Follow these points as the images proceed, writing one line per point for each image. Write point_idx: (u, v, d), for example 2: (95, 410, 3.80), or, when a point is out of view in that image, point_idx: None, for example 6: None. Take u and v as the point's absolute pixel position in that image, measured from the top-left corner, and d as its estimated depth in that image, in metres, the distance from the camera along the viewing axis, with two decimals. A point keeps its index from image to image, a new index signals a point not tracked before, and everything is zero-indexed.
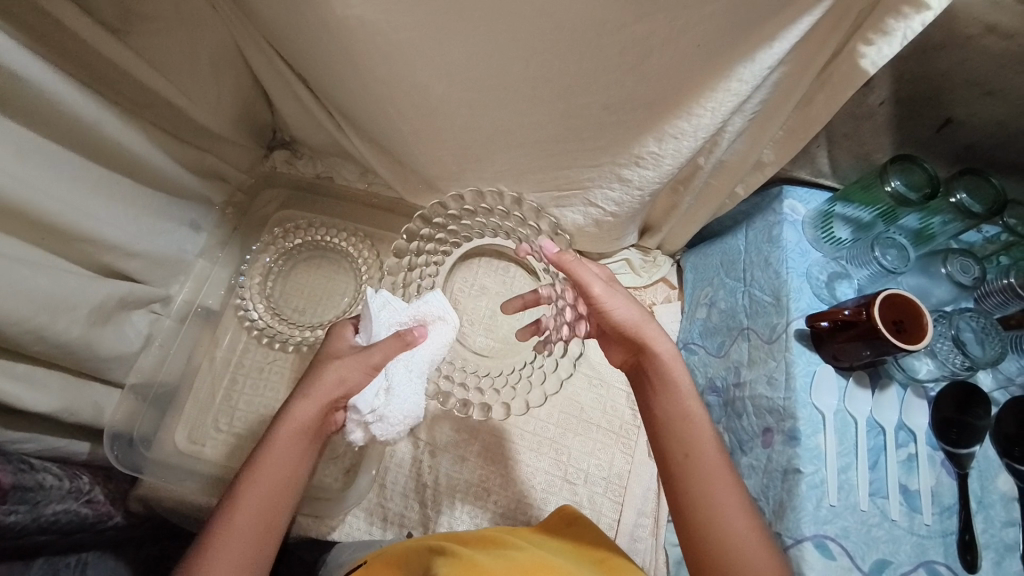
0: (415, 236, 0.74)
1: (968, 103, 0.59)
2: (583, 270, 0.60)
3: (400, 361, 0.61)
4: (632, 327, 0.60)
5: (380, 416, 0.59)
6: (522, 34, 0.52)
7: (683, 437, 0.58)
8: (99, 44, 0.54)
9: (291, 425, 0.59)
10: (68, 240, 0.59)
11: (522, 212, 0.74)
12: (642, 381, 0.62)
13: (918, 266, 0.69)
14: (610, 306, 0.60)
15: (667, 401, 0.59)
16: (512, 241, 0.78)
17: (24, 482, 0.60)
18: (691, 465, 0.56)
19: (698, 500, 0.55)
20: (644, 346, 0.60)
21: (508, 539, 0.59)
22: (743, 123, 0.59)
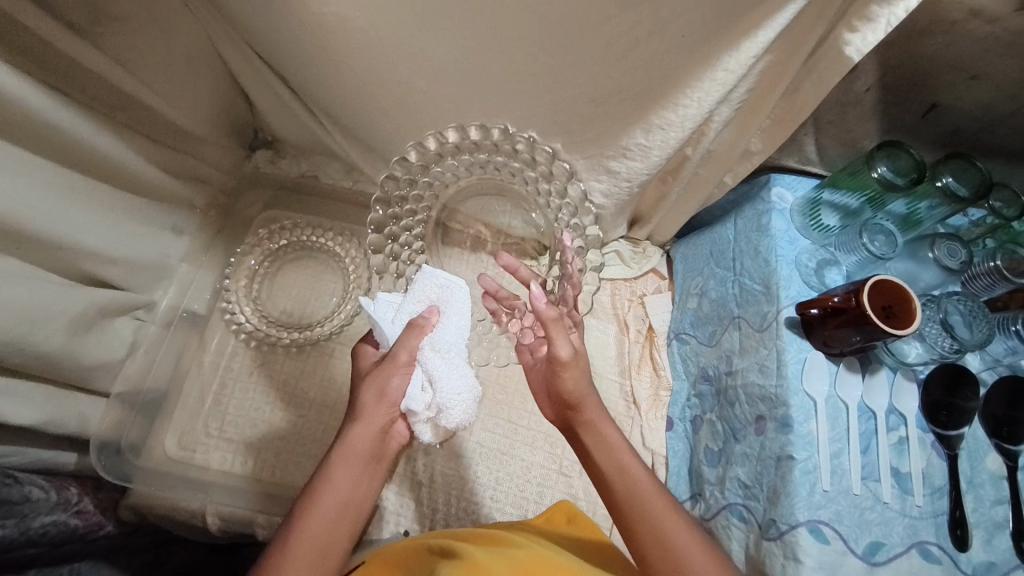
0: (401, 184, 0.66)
1: (954, 88, 0.59)
2: (561, 337, 0.58)
3: (426, 348, 0.58)
4: (581, 393, 0.60)
5: (438, 407, 0.57)
6: (505, 28, 0.51)
7: (624, 491, 0.58)
8: (67, 46, 0.52)
9: (353, 447, 0.59)
10: (44, 249, 0.57)
11: (532, 159, 0.66)
12: (577, 434, 0.62)
13: (906, 251, 0.70)
14: (568, 374, 0.60)
15: (605, 456, 0.60)
16: (515, 182, 0.69)
17: (7, 497, 0.59)
18: (635, 512, 0.57)
19: (650, 547, 0.55)
20: (580, 410, 0.61)
21: (507, 537, 0.59)
22: (730, 112, 0.59)
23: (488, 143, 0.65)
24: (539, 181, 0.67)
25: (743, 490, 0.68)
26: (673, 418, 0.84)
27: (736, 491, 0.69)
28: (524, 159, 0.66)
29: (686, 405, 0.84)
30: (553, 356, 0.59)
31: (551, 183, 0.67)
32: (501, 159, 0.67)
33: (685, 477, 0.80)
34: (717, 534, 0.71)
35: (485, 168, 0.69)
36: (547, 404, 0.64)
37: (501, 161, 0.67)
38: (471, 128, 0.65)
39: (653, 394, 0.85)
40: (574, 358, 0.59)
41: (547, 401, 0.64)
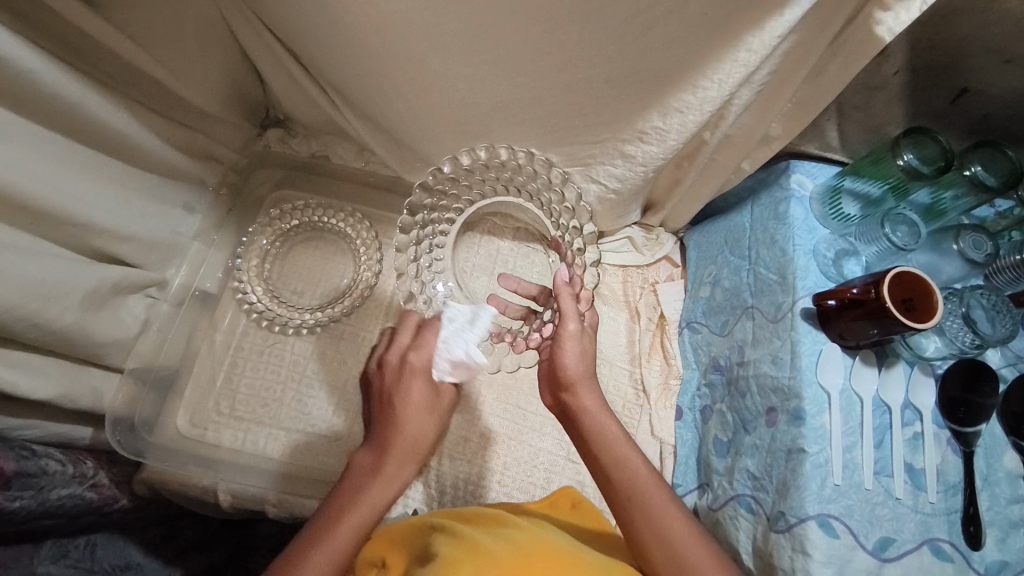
0: (421, 204, 0.74)
1: (986, 71, 0.56)
2: (568, 301, 0.60)
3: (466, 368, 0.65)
4: (578, 373, 0.61)
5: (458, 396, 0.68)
6: (519, 3, 0.50)
7: (620, 478, 0.58)
8: (78, 20, 0.51)
9: (389, 484, 0.59)
10: (56, 224, 0.57)
11: (543, 177, 0.72)
12: (572, 421, 0.62)
13: (928, 243, 0.68)
14: (569, 347, 0.60)
15: (603, 447, 0.59)
16: (532, 202, 0.75)
17: (27, 468, 0.61)
18: (634, 506, 0.57)
19: (648, 541, 0.56)
20: (575, 392, 0.61)
21: (509, 517, 0.59)
22: (750, 95, 0.57)
23: (497, 162, 0.72)
24: (549, 198, 0.73)
25: (752, 482, 0.67)
26: (682, 408, 0.83)
27: (745, 482, 0.68)
28: (529, 174, 0.73)
29: (695, 394, 0.83)
30: (559, 328, 0.60)
31: (561, 204, 0.72)
32: (516, 178, 0.73)
33: (692, 467, 0.80)
34: (724, 524, 0.70)
35: (499, 187, 0.75)
36: (545, 390, 0.64)
37: (517, 180, 0.74)
38: (479, 151, 0.71)
39: (662, 382, 0.85)
40: (578, 329, 0.61)
41: (545, 386, 0.65)
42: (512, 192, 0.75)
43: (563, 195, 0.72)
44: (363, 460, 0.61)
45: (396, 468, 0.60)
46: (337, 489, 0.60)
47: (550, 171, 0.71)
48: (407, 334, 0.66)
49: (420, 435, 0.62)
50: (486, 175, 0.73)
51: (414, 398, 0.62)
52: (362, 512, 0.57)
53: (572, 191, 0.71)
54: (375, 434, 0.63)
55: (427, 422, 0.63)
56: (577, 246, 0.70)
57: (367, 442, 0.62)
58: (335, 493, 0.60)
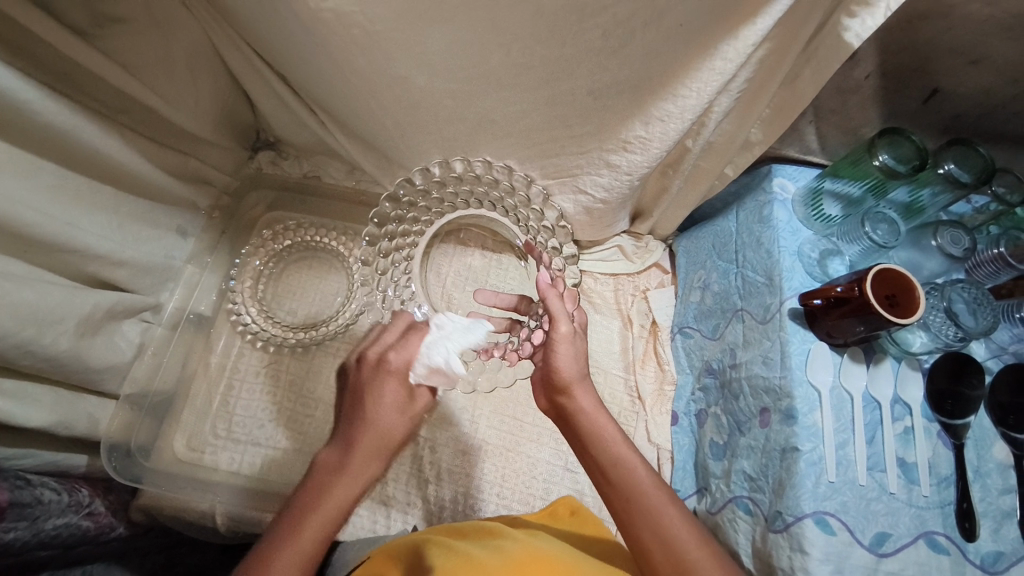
0: (386, 219, 0.74)
1: (953, 73, 0.58)
2: (556, 303, 0.61)
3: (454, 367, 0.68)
4: (572, 375, 0.61)
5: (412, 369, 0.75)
6: (501, 21, 0.52)
7: (618, 479, 0.59)
8: (70, 50, 0.53)
9: (348, 482, 0.61)
10: (50, 251, 0.58)
11: (505, 187, 0.72)
12: (569, 424, 0.63)
13: (909, 239, 0.69)
14: (562, 349, 0.61)
15: (599, 449, 0.60)
16: (497, 210, 0.75)
17: (22, 498, 0.58)
18: (635, 508, 0.57)
19: (650, 543, 0.56)
20: (570, 396, 0.62)
21: (504, 529, 0.59)
22: (729, 103, 0.59)
23: (471, 175, 0.72)
24: (512, 203, 0.73)
25: (749, 483, 0.68)
26: (678, 413, 0.84)
27: (742, 484, 0.69)
28: (506, 189, 0.73)
29: (690, 399, 0.83)
30: (552, 331, 0.60)
31: (529, 207, 0.72)
32: (480, 190, 0.74)
33: (690, 471, 0.80)
34: (724, 527, 0.70)
35: (471, 201, 0.75)
36: (541, 393, 0.65)
37: (479, 191, 0.74)
38: (435, 167, 0.70)
39: (657, 388, 0.86)
40: (570, 330, 0.61)
41: (541, 390, 0.65)
42: (486, 206, 0.75)
43: (526, 199, 0.72)
44: (329, 458, 0.63)
45: (360, 464, 0.62)
46: (303, 485, 0.62)
47: (510, 176, 0.71)
48: (394, 331, 0.66)
49: (390, 433, 0.63)
50: (446, 190, 0.74)
51: (382, 398, 0.63)
52: (329, 504, 0.59)
53: (533, 193, 0.72)
54: (342, 431, 0.64)
55: (396, 422, 0.63)
56: (546, 241, 0.72)
57: (335, 439, 0.64)
58: (303, 487, 0.62)
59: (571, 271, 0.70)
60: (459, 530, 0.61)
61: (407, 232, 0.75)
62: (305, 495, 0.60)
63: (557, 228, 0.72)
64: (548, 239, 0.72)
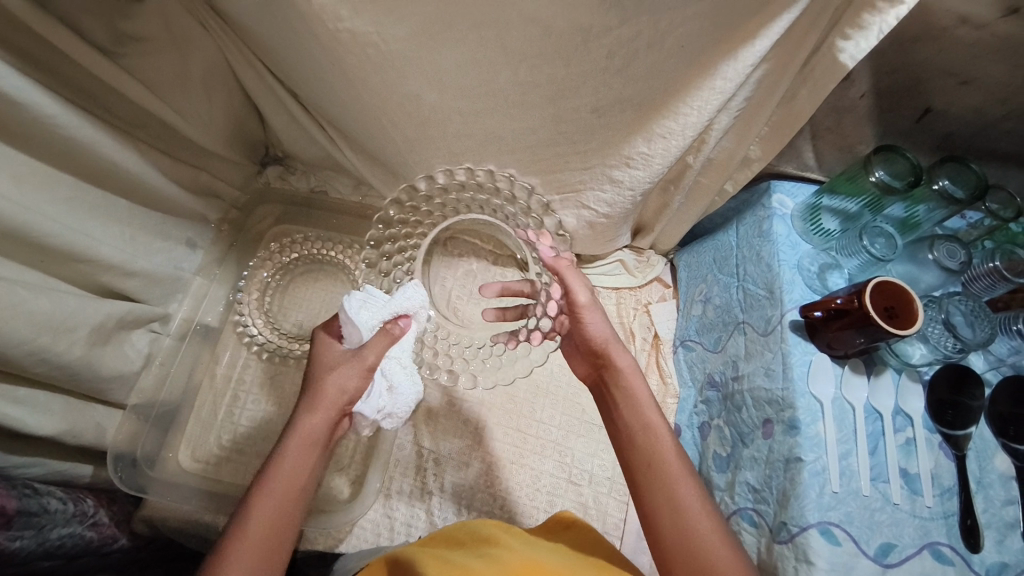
0: (389, 223, 0.74)
1: (946, 93, 0.61)
2: (574, 275, 0.65)
3: (394, 357, 0.64)
4: (607, 338, 0.64)
5: (385, 412, 0.62)
6: (510, 41, 0.54)
7: (642, 442, 0.60)
8: (92, 66, 0.54)
9: (299, 438, 0.60)
10: (65, 260, 0.59)
11: (506, 195, 0.73)
12: (605, 390, 0.65)
13: (905, 254, 0.71)
14: (590, 317, 0.65)
15: (630, 411, 0.62)
16: (503, 220, 0.76)
17: (28, 507, 0.58)
18: (655, 474, 0.58)
19: (661, 516, 0.56)
20: (607, 356, 0.64)
21: (500, 538, 0.59)
22: (729, 120, 0.61)
23: (472, 182, 0.72)
24: (507, 209, 0.74)
25: (753, 495, 0.68)
26: (681, 425, 0.84)
27: (746, 495, 0.69)
28: (506, 197, 0.73)
29: (692, 412, 0.84)
30: (574, 301, 0.65)
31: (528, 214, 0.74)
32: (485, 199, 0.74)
33: None
34: None
35: (475, 207, 0.75)
36: (578, 363, 0.68)
37: (480, 198, 0.74)
38: (422, 182, 0.71)
39: (659, 401, 0.86)
40: (591, 300, 0.65)
41: (576, 360, 0.68)
42: (487, 213, 0.75)
43: (523, 206, 0.74)
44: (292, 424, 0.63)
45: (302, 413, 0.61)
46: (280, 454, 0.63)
47: (510, 185, 0.72)
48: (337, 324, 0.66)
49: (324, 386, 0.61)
50: (449, 197, 0.74)
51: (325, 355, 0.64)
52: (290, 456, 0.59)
53: (533, 201, 0.73)
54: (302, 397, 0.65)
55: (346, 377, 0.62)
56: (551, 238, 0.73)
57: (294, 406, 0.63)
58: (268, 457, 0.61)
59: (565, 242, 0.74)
60: (452, 539, 0.61)
61: (411, 235, 0.75)
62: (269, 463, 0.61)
63: (557, 235, 0.74)
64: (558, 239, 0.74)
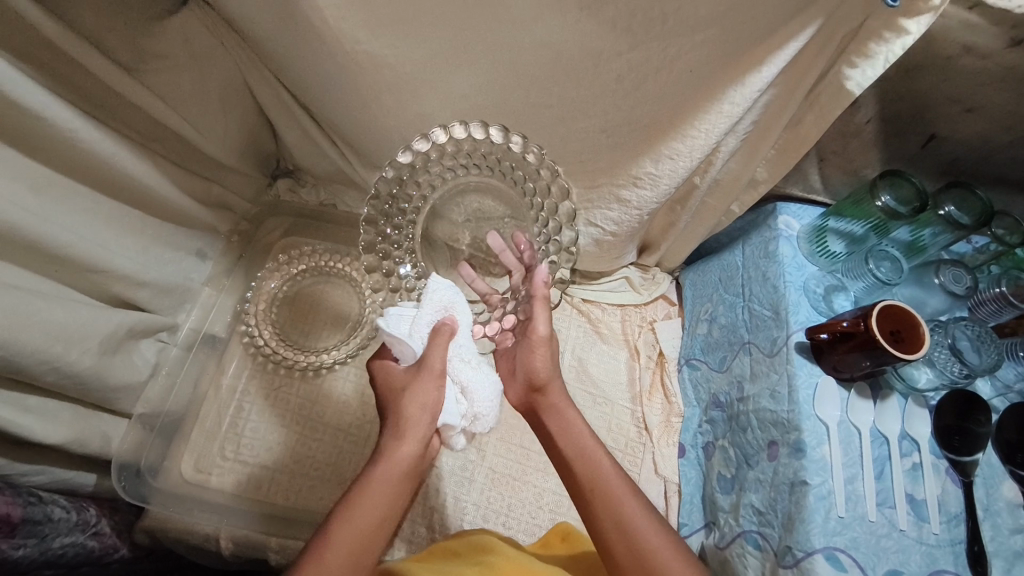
0: (379, 200, 0.66)
1: (951, 120, 0.61)
2: (541, 312, 0.60)
3: (456, 357, 0.58)
4: (549, 374, 0.62)
5: (473, 415, 0.59)
6: (522, 64, 0.55)
7: (582, 471, 0.58)
8: (113, 82, 0.55)
9: (392, 463, 0.55)
10: (79, 270, 0.60)
11: (518, 161, 0.63)
12: (540, 417, 0.63)
13: (912, 277, 0.71)
14: (539, 352, 0.61)
15: (569, 441, 0.60)
16: (508, 183, 0.65)
17: (33, 515, 0.58)
18: (597, 499, 0.57)
19: (609, 535, 0.55)
20: (546, 388, 0.62)
21: (498, 546, 0.61)
22: (736, 143, 0.61)
23: (483, 146, 0.63)
24: (516, 175, 0.64)
25: (758, 518, 0.67)
26: (685, 445, 0.84)
27: (750, 518, 0.69)
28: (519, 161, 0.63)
29: (697, 431, 0.84)
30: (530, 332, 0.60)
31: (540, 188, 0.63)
32: (491, 156, 0.64)
33: (698, 505, 0.80)
34: (733, 563, 0.70)
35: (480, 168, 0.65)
36: (512, 389, 0.65)
37: (490, 157, 0.64)
38: (401, 154, 0.63)
39: (664, 420, 0.86)
40: (548, 335, 0.61)
41: (510, 385, 0.65)
42: (495, 174, 0.65)
43: (545, 190, 0.63)
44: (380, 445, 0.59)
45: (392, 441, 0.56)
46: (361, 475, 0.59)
47: (526, 150, 0.61)
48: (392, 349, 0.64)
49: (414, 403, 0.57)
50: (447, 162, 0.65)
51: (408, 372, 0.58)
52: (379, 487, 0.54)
53: (546, 171, 0.62)
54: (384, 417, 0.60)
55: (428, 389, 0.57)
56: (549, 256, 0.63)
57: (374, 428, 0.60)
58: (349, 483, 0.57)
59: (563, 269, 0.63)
60: (451, 549, 0.63)
61: (405, 214, 0.68)
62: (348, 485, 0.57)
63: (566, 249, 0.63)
64: (550, 254, 0.63)
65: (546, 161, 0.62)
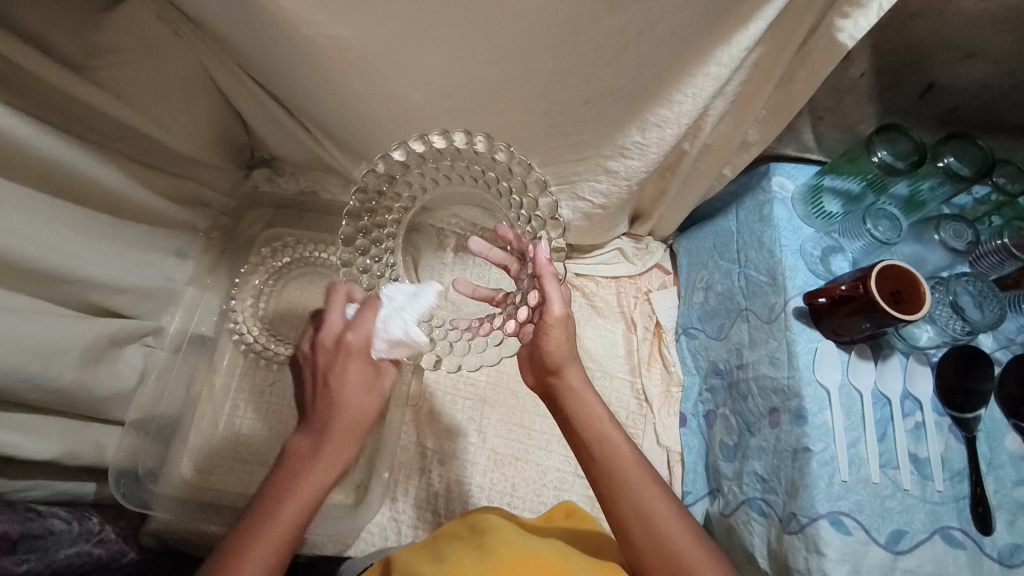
0: (366, 193, 0.64)
1: (950, 67, 0.58)
2: (552, 289, 0.54)
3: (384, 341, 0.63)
4: (564, 356, 0.58)
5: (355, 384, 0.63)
6: (496, 37, 0.52)
7: (602, 457, 0.58)
8: (63, 83, 0.52)
9: (331, 469, 0.57)
10: (51, 283, 0.57)
11: (490, 162, 0.61)
12: (557, 401, 0.61)
13: (911, 234, 0.69)
14: (553, 333, 0.56)
15: (586, 426, 0.59)
16: (489, 192, 0.63)
17: (32, 530, 0.57)
18: (618, 485, 0.56)
19: (630, 521, 0.55)
20: (561, 371, 0.59)
21: (499, 527, 0.59)
22: (725, 105, 0.59)
23: (467, 152, 0.60)
24: (494, 181, 0.62)
25: (761, 485, 0.67)
26: (686, 414, 0.84)
27: (754, 485, 0.68)
28: (500, 170, 0.61)
29: (698, 400, 0.83)
30: (545, 313, 0.55)
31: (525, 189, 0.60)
32: (468, 166, 0.62)
33: (701, 473, 0.80)
34: (738, 529, 0.70)
35: (461, 177, 0.64)
36: (527, 371, 0.62)
37: (470, 168, 0.62)
38: (393, 151, 0.61)
39: (664, 390, 0.85)
40: (564, 315, 0.55)
41: (526, 367, 0.62)
42: (477, 185, 0.63)
43: (508, 173, 0.60)
44: (300, 446, 0.59)
45: (329, 450, 0.58)
46: (276, 471, 0.59)
47: (493, 150, 0.59)
48: (339, 315, 0.61)
49: (359, 415, 0.59)
50: (429, 167, 0.63)
51: (352, 380, 0.58)
52: (301, 498, 0.56)
53: (518, 167, 0.60)
54: (314, 416, 0.60)
55: (367, 401, 0.59)
56: (535, 232, 0.60)
57: (304, 426, 0.60)
58: (272, 480, 0.58)
59: (555, 240, 0.60)
60: (458, 535, 0.60)
61: (390, 208, 0.66)
62: (276, 485, 0.57)
63: (550, 218, 0.60)
64: (536, 228, 0.60)
65: (516, 157, 0.60)
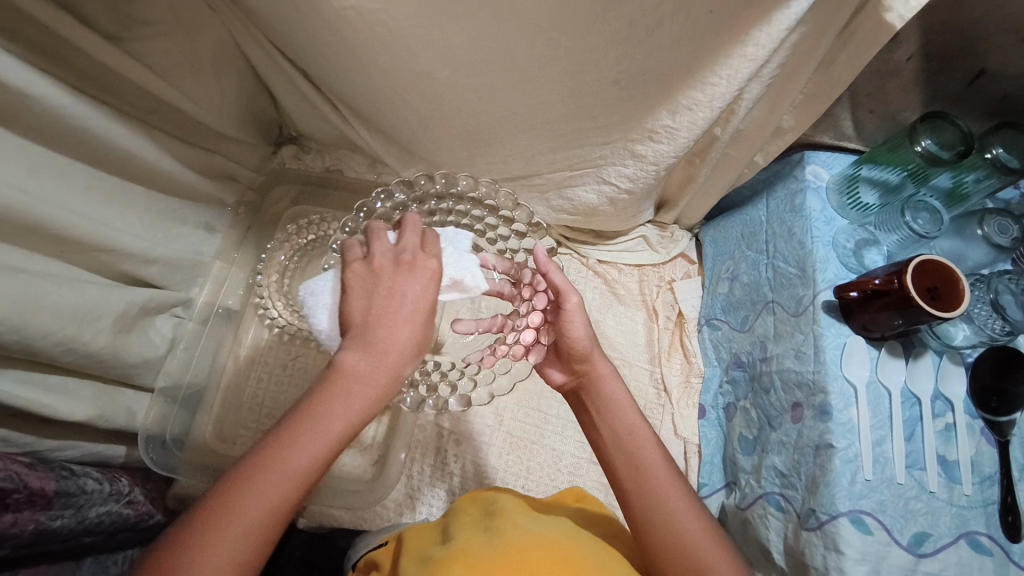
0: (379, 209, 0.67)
1: (1004, 51, 0.55)
2: (559, 275, 0.58)
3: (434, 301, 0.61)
4: (590, 341, 0.59)
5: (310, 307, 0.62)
6: (525, 13, 0.51)
7: (626, 447, 0.57)
8: (98, 53, 0.53)
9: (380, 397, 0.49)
10: (86, 250, 0.59)
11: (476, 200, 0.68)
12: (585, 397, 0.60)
13: (952, 228, 0.66)
14: (574, 321, 0.58)
15: (611, 413, 0.58)
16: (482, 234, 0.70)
17: (67, 488, 0.59)
18: (641, 478, 0.55)
19: (647, 515, 0.54)
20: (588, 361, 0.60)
21: (511, 507, 0.59)
22: (761, 89, 0.57)
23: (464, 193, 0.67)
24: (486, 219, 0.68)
25: (780, 480, 0.66)
26: (705, 406, 0.83)
27: (772, 480, 0.67)
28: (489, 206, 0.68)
29: (718, 392, 0.82)
30: (561, 303, 0.58)
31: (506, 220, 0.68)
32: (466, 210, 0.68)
33: (718, 465, 0.79)
34: (754, 523, 0.69)
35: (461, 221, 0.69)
36: (555, 368, 0.62)
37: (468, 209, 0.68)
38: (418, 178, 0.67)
39: (683, 381, 0.84)
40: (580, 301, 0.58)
41: (554, 366, 0.62)
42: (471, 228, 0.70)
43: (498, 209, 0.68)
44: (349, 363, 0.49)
45: (378, 374, 0.49)
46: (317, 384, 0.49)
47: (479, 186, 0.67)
48: (413, 234, 0.56)
49: (409, 351, 0.51)
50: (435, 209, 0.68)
51: (410, 300, 0.52)
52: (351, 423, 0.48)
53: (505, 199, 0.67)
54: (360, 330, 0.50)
55: (418, 335, 0.52)
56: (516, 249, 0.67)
57: (351, 340, 0.50)
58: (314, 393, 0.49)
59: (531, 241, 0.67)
60: (468, 513, 0.60)
61: None
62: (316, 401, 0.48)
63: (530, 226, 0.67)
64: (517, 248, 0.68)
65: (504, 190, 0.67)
